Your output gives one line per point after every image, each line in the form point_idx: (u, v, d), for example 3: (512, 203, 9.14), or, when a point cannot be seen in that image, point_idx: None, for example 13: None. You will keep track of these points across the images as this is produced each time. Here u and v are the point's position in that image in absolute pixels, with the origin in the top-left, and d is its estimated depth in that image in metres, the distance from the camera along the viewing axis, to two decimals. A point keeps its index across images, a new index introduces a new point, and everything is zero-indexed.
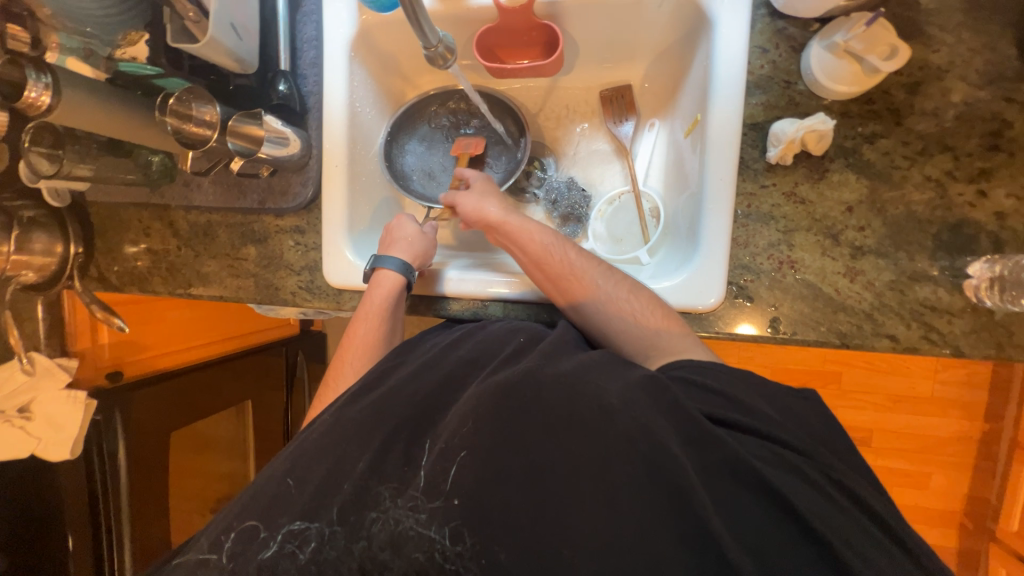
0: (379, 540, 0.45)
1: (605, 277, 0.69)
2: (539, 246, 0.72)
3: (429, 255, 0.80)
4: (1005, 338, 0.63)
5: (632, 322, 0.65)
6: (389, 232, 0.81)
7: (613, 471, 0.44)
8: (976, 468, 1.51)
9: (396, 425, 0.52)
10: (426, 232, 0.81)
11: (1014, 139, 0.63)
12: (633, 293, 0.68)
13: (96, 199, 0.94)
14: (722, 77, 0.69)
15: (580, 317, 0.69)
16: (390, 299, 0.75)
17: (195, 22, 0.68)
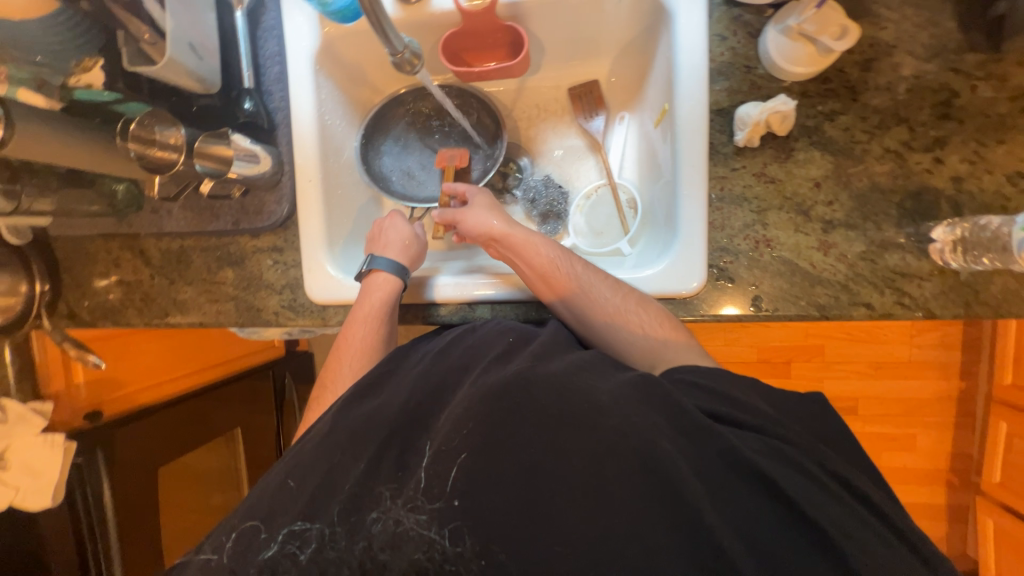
0: (380, 541, 0.45)
1: (614, 291, 0.68)
2: (545, 260, 0.71)
3: (422, 256, 0.81)
4: (972, 297, 0.65)
5: (640, 335, 0.65)
6: (384, 232, 0.81)
7: (607, 458, 0.45)
8: (957, 425, 1.57)
9: (392, 432, 0.51)
10: (420, 236, 0.82)
11: (963, 107, 0.66)
12: (642, 308, 0.67)
13: (60, 233, 0.90)
14: (685, 66, 0.70)
15: (584, 328, 0.69)
16: (388, 302, 0.75)
17: (151, 44, 0.66)
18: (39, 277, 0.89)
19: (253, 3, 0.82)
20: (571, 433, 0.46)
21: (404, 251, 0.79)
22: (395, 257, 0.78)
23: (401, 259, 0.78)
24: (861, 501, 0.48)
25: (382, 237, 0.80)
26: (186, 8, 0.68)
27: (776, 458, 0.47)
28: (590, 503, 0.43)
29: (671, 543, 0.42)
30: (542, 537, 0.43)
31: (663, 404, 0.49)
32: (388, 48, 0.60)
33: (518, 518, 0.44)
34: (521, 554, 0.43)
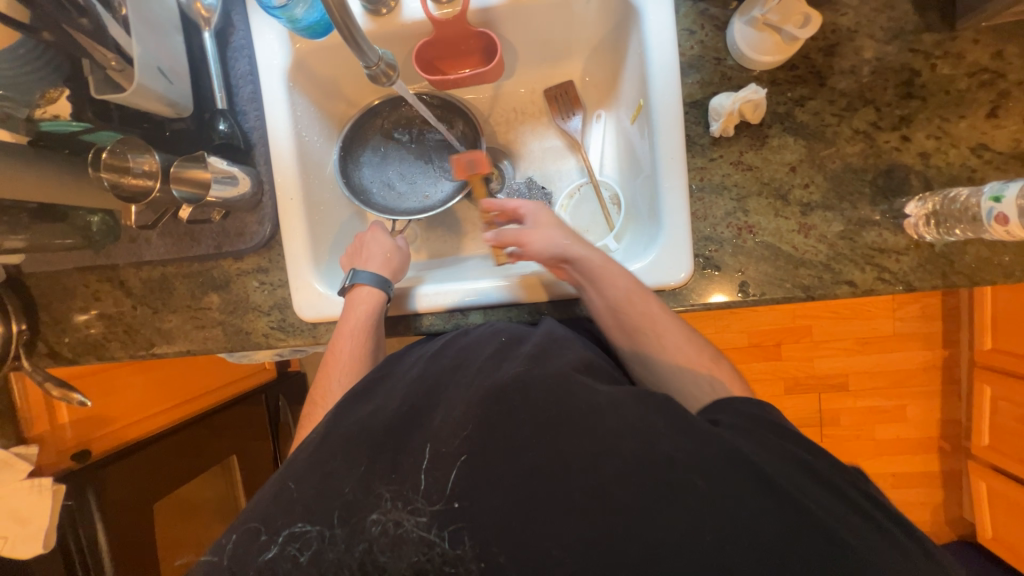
0: (380, 544, 0.45)
1: (686, 340, 0.66)
2: (622, 292, 0.67)
3: (405, 268, 0.81)
4: (948, 267, 0.68)
5: (708, 393, 0.61)
6: (365, 246, 0.81)
7: (605, 450, 0.45)
8: (945, 393, 1.62)
9: (386, 441, 0.49)
10: (400, 246, 0.82)
11: (924, 85, 0.69)
12: (714, 365, 0.64)
13: (34, 270, 0.88)
14: (657, 62, 0.71)
15: (646, 369, 0.67)
16: (374, 315, 0.74)
17: (118, 71, 0.64)
18: (14, 316, 0.87)
19: (221, 24, 0.81)
20: (569, 429, 0.46)
21: (384, 263, 0.79)
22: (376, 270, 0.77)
23: (382, 272, 0.77)
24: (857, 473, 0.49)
25: (364, 252, 0.80)
26: (152, 32, 0.67)
27: (767, 442, 0.48)
28: (588, 495, 0.44)
29: (668, 524, 0.42)
30: (541, 537, 0.43)
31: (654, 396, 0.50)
32: (361, 61, 0.60)
33: (517, 514, 0.44)
34: (521, 553, 0.43)
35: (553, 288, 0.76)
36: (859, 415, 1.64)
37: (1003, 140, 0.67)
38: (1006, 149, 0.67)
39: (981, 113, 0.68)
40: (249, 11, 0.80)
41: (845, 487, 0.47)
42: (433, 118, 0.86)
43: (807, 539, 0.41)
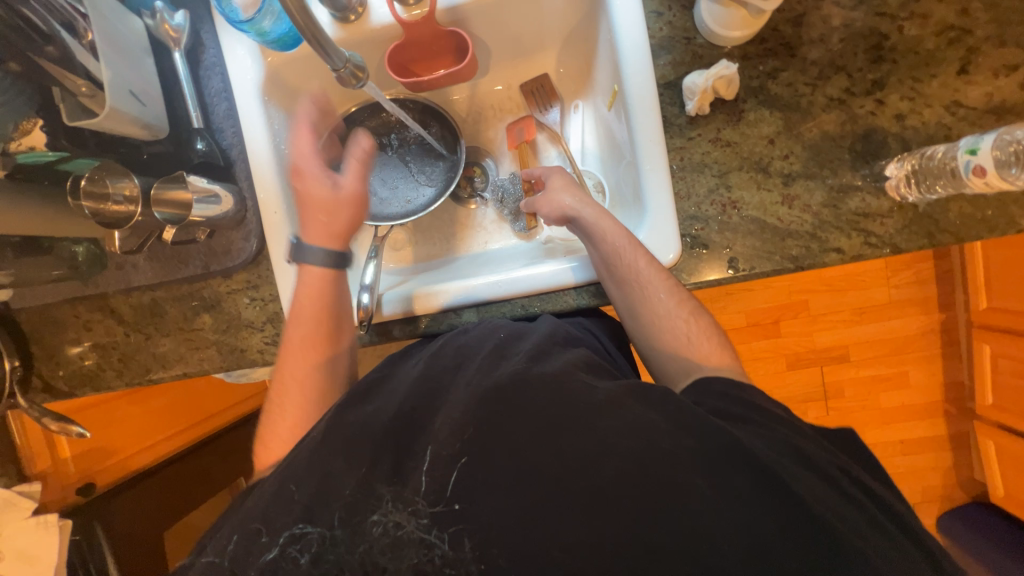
0: (379, 546, 0.44)
1: (670, 295, 0.65)
2: (610, 248, 0.68)
3: (355, 226, 0.78)
4: (933, 227, 0.68)
5: (684, 344, 0.63)
6: (308, 202, 0.76)
7: (602, 438, 0.46)
8: (945, 355, 1.62)
9: (384, 443, 0.49)
10: (346, 198, 0.76)
11: (894, 48, 0.69)
12: (692, 319, 0.65)
13: (23, 305, 0.87)
14: (627, 46, 0.72)
15: (631, 317, 0.67)
16: (330, 282, 0.75)
17: (90, 96, 0.64)
18: (7, 354, 0.86)
19: (191, 42, 0.80)
20: (566, 420, 0.47)
21: (331, 230, 0.76)
22: (323, 244, 0.75)
23: (330, 245, 0.76)
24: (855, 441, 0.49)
25: (315, 207, 0.76)
26: (121, 55, 0.67)
27: (767, 436, 0.49)
28: (588, 482, 0.44)
29: (665, 498, 0.43)
30: (545, 530, 0.43)
31: (653, 392, 0.50)
32: (328, 62, 0.59)
33: (518, 505, 0.44)
34: (520, 546, 0.43)
35: (552, 283, 0.76)
36: (863, 385, 1.64)
37: (975, 96, 0.68)
38: (979, 104, 0.68)
39: (952, 70, 0.68)
40: (219, 28, 0.79)
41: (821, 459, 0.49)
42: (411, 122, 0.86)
43: (796, 506, 0.43)
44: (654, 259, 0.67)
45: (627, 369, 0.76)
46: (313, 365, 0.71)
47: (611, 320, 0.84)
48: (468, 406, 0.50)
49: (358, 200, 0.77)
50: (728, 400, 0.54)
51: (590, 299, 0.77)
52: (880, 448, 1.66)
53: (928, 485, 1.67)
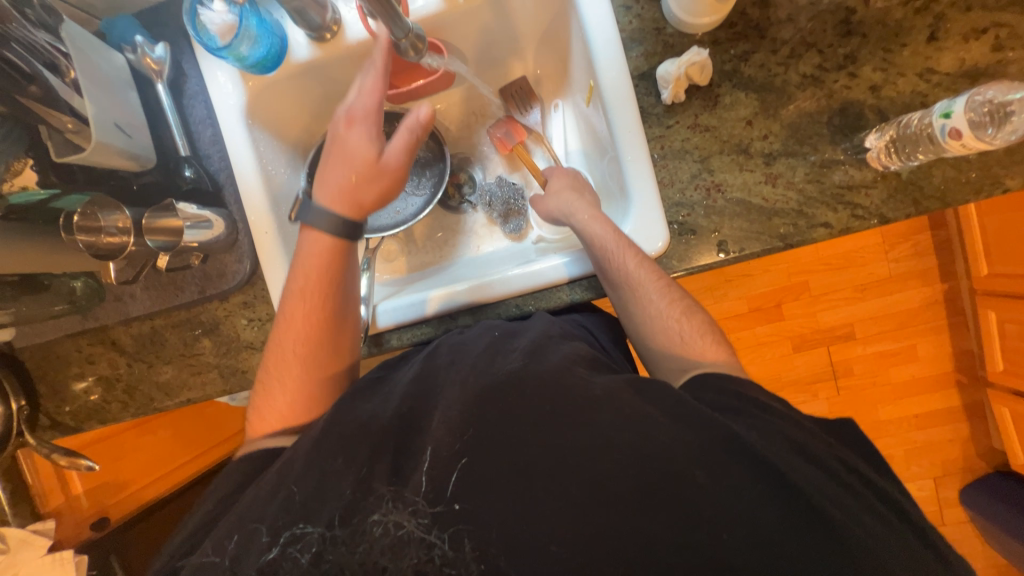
0: (381, 548, 0.44)
1: (661, 295, 0.64)
2: (599, 252, 0.68)
3: (370, 195, 0.68)
4: (918, 194, 0.68)
5: (677, 342, 0.62)
6: (338, 147, 0.68)
7: (595, 429, 0.46)
8: (952, 325, 1.61)
9: (379, 449, 0.49)
10: (379, 155, 0.67)
11: (862, 21, 0.70)
12: (686, 317, 0.64)
13: (26, 343, 0.88)
14: (598, 40, 0.72)
15: (626, 318, 0.68)
16: (339, 254, 0.68)
17: (75, 132, 0.65)
18: (12, 393, 0.87)
19: (174, 74, 0.82)
20: (561, 411, 0.47)
21: (348, 193, 0.67)
22: (334, 207, 0.67)
23: (341, 211, 0.67)
24: None
25: (342, 163, 0.67)
26: (105, 90, 0.68)
27: (760, 425, 0.48)
28: (588, 469, 0.45)
29: (659, 475, 0.44)
30: (545, 518, 0.44)
31: (653, 387, 0.50)
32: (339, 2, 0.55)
33: (518, 498, 0.44)
34: (517, 540, 0.43)
35: (546, 279, 0.76)
36: (871, 362, 1.63)
37: (948, 61, 0.68)
38: (952, 69, 0.68)
39: (921, 38, 0.69)
40: (198, 57, 0.81)
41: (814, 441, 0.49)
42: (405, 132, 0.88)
43: (782, 476, 0.43)
44: (645, 260, 0.67)
45: (624, 361, 0.76)
46: (314, 347, 0.66)
47: (607, 314, 0.84)
48: (463, 407, 0.49)
49: (388, 166, 0.68)
50: (727, 394, 0.52)
51: (583, 294, 0.78)
52: (894, 425, 1.65)
53: (947, 458, 1.64)
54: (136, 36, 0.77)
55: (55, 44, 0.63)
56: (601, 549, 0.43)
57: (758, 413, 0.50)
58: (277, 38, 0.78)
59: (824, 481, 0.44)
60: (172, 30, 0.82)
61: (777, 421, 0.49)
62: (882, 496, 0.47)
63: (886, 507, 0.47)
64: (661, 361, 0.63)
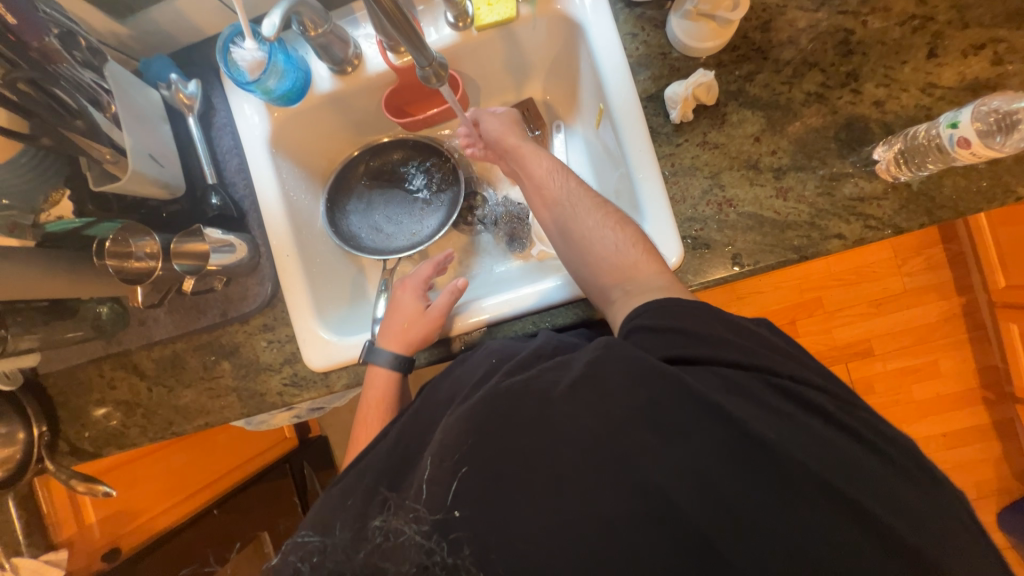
0: (380, 551, 0.50)
1: (597, 209, 0.70)
2: (545, 172, 0.75)
3: (426, 337, 0.78)
4: (930, 204, 0.69)
5: (612, 251, 0.66)
6: (395, 306, 0.82)
7: (616, 425, 0.45)
8: (974, 340, 1.57)
9: (384, 478, 0.54)
10: (429, 310, 0.79)
11: (861, 41, 0.72)
12: (620, 230, 0.68)
13: (50, 369, 0.90)
14: (607, 65, 0.76)
15: (565, 239, 0.71)
16: (395, 383, 0.77)
17: (113, 162, 0.69)
18: (34, 419, 0.88)
19: (203, 108, 0.86)
20: (578, 415, 0.46)
21: (403, 336, 0.78)
22: (392, 350, 0.78)
23: (398, 350, 0.78)
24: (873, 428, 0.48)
25: (398, 317, 0.80)
26: (141, 123, 0.72)
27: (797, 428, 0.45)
28: (604, 471, 0.44)
29: (681, 479, 0.43)
30: (549, 524, 0.44)
31: (614, 348, 0.49)
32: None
33: (530, 499, 0.45)
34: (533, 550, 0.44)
35: (560, 296, 0.78)
36: (891, 379, 1.60)
37: (949, 76, 0.70)
38: (954, 83, 0.70)
39: (921, 55, 0.71)
40: (228, 92, 0.85)
41: (861, 452, 0.45)
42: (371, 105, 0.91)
43: (814, 477, 0.42)
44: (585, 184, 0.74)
45: None
46: None
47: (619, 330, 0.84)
48: (476, 415, 0.49)
49: (439, 313, 0.79)
50: (684, 338, 0.51)
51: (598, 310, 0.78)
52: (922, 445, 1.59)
53: (979, 479, 1.57)
54: (171, 74, 0.82)
55: (98, 82, 0.67)
56: (611, 549, 0.42)
57: (782, 407, 0.47)
58: (302, 73, 0.82)
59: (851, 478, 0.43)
60: (204, 68, 0.87)
61: (817, 417, 0.46)
62: None
63: (929, 514, 0.44)
64: (618, 305, 0.63)
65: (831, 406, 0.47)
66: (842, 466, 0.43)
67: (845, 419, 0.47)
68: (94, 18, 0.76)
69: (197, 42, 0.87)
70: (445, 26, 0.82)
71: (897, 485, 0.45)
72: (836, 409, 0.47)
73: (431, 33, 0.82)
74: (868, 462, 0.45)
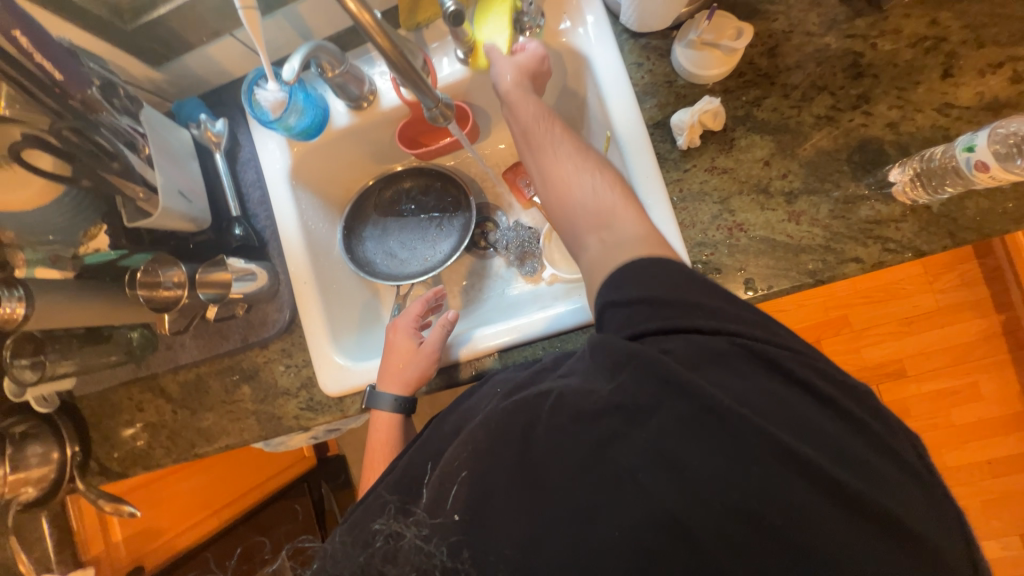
0: (381, 553, 0.52)
1: (579, 153, 0.68)
2: (531, 115, 0.71)
3: (424, 373, 0.80)
4: (953, 226, 0.66)
5: (592, 194, 0.64)
6: (389, 346, 0.83)
7: (617, 439, 0.46)
8: (1017, 361, 1.47)
9: (393, 488, 0.57)
10: (423, 347, 0.81)
11: (872, 63, 0.72)
12: (599, 172, 0.67)
13: (84, 392, 0.95)
14: (613, 93, 0.77)
15: (545, 183, 0.69)
16: (397, 424, 0.80)
17: (146, 199, 0.73)
18: (68, 440, 0.93)
19: (229, 144, 0.91)
20: (582, 436, 0.47)
21: (399, 376, 0.79)
22: (391, 390, 0.79)
23: (397, 391, 0.79)
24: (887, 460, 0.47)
25: (392, 357, 0.81)
26: (173, 162, 0.77)
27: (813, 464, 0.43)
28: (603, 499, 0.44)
29: (684, 496, 0.43)
30: (546, 526, 0.45)
31: (601, 349, 0.50)
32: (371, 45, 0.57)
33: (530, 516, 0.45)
34: None
35: (570, 322, 0.79)
36: (926, 402, 1.52)
37: (966, 96, 0.68)
38: (972, 103, 0.68)
39: (935, 76, 0.70)
40: (252, 129, 0.90)
41: (873, 488, 0.44)
42: (385, 134, 0.94)
43: (814, 498, 0.43)
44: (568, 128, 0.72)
45: None
46: None
47: None
48: (479, 439, 0.51)
49: (433, 349, 0.81)
50: (663, 308, 0.51)
51: None
52: (964, 472, 1.49)
53: None
54: (200, 114, 0.87)
55: (134, 127, 0.72)
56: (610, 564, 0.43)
57: (797, 431, 0.45)
58: (320, 110, 0.87)
59: (851, 502, 0.43)
60: (231, 108, 0.93)
61: (826, 434, 0.46)
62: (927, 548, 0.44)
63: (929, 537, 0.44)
64: (595, 254, 0.62)
65: (839, 435, 0.46)
66: (847, 492, 0.43)
67: (853, 446, 0.47)
68: (133, 67, 0.82)
69: (225, 83, 0.93)
70: (455, 61, 0.86)
71: (908, 521, 0.44)
72: (845, 435, 0.47)
73: (442, 69, 0.86)
74: (876, 487, 0.44)
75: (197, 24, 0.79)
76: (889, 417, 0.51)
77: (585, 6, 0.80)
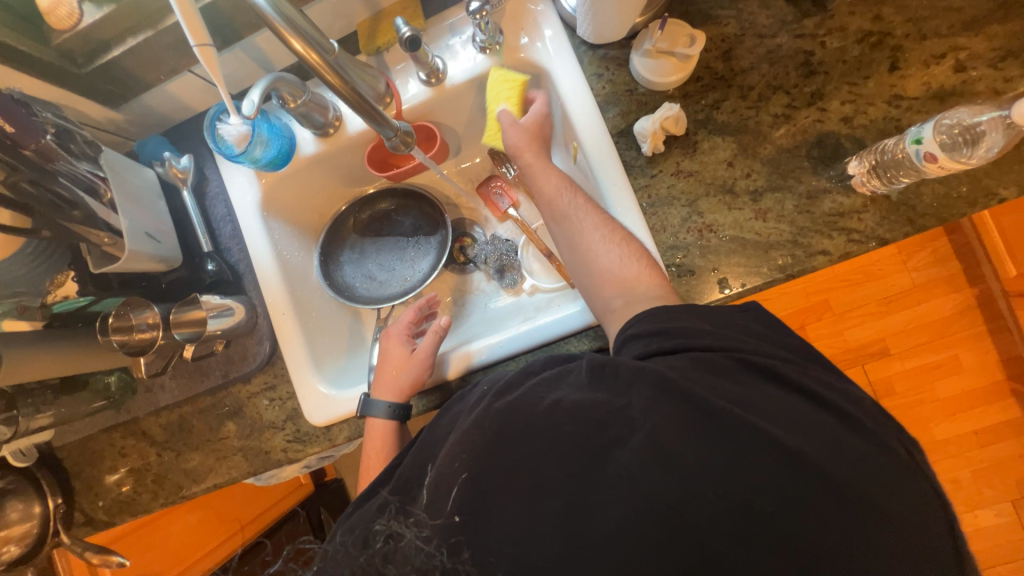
0: (381, 554, 0.51)
1: (603, 224, 0.70)
2: (554, 188, 0.75)
3: (418, 380, 0.79)
4: (912, 214, 0.68)
5: (616, 265, 0.67)
6: (384, 355, 0.83)
7: (611, 438, 0.47)
8: (993, 331, 1.52)
9: (392, 494, 0.56)
10: (416, 354, 0.81)
11: (822, 61, 0.74)
12: (624, 244, 0.69)
13: (64, 441, 0.92)
14: (578, 106, 0.78)
15: (570, 250, 0.72)
16: (393, 432, 0.78)
17: (111, 244, 0.73)
18: (50, 493, 0.90)
19: (196, 179, 0.90)
20: (566, 451, 0.47)
21: (393, 385, 0.79)
22: (385, 398, 0.79)
23: (392, 398, 0.79)
24: (867, 449, 0.48)
25: (387, 364, 0.82)
26: (138, 204, 0.76)
27: (791, 461, 0.44)
28: (591, 509, 0.45)
29: (669, 483, 0.43)
30: (539, 520, 0.45)
31: (609, 368, 0.52)
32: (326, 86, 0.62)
33: (515, 535, 0.45)
34: None
35: (552, 332, 0.79)
36: (910, 378, 1.55)
37: (914, 86, 0.71)
38: (920, 93, 0.70)
39: (884, 69, 0.72)
40: (219, 163, 0.90)
41: (853, 473, 0.45)
42: (354, 159, 0.94)
43: (794, 485, 0.43)
44: (592, 199, 0.74)
45: None
46: None
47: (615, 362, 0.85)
48: (466, 450, 0.50)
49: (426, 355, 0.81)
50: (669, 338, 0.55)
51: (590, 344, 0.79)
52: (953, 444, 1.52)
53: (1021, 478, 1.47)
54: (165, 152, 0.87)
55: (95, 172, 0.70)
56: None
57: (777, 428, 0.46)
58: (286, 139, 0.87)
59: (833, 487, 0.43)
60: (196, 143, 0.92)
61: (799, 421, 0.48)
62: (908, 531, 0.45)
63: (906, 514, 0.45)
64: (618, 313, 0.66)
65: (815, 429, 0.47)
66: (828, 475, 0.44)
67: (828, 427, 0.48)
68: (90, 109, 0.81)
69: (188, 119, 0.92)
70: (418, 83, 0.85)
71: (889, 507, 0.44)
72: (818, 419, 0.49)
73: (406, 90, 0.86)
74: (854, 465, 0.45)
75: (153, 63, 0.78)
76: (865, 405, 0.52)
77: (542, 21, 0.81)
